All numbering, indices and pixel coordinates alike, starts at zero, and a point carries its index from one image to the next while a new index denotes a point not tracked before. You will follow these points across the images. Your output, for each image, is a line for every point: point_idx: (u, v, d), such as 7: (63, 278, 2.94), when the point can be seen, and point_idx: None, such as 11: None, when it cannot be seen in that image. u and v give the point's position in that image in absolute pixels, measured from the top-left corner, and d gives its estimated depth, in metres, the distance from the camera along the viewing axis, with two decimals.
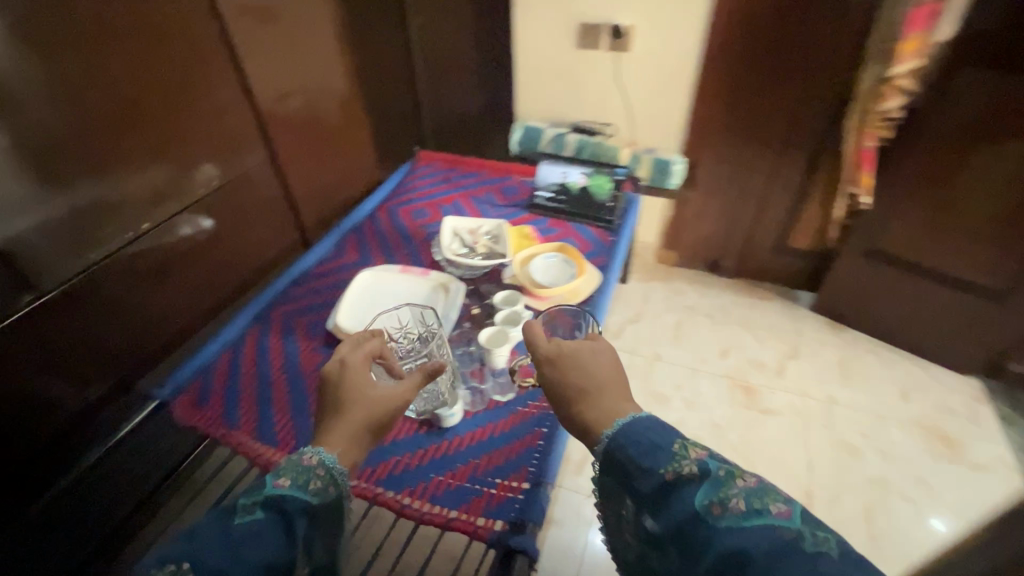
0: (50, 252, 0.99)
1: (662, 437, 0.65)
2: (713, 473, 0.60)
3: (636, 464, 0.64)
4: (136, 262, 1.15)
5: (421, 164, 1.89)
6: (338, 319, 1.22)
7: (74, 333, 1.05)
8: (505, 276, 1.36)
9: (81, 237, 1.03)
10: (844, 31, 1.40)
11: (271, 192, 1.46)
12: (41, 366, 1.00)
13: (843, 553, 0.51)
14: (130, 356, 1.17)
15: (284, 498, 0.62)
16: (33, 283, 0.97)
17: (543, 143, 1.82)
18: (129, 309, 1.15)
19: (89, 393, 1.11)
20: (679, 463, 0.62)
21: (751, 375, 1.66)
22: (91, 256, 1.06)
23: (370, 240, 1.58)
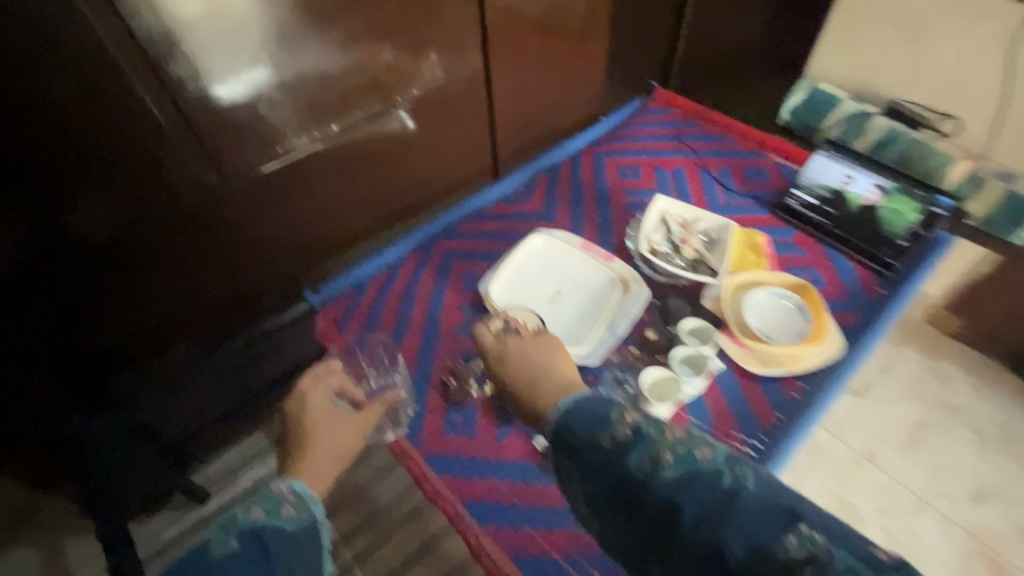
0: (242, 137, 0.95)
1: (601, 407, 0.64)
2: (645, 432, 0.59)
3: (582, 435, 0.62)
4: (321, 159, 1.08)
5: (655, 106, 1.53)
6: (491, 287, 1.06)
7: (248, 217, 1.05)
8: (704, 298, 1.04)
9: (272, 127, 0.97)
10: None
11: (474, 108, 1.27)
12: (215, 241, 1.03)
13: (758, 483, 0.54)
14: (298, 247, 1.18)
15: (259, 530, 0.60)
16: (217, 166, 0.95)
17: (831, 120, 1.32)
18: (304, 205, 1.12)
19: (256, 271, 1.14)
20: (616, 426, 0.61)
21: (1010, 548, 1.14)
22: (277, 148, 1.00)
23: (561, 190, 1.33)
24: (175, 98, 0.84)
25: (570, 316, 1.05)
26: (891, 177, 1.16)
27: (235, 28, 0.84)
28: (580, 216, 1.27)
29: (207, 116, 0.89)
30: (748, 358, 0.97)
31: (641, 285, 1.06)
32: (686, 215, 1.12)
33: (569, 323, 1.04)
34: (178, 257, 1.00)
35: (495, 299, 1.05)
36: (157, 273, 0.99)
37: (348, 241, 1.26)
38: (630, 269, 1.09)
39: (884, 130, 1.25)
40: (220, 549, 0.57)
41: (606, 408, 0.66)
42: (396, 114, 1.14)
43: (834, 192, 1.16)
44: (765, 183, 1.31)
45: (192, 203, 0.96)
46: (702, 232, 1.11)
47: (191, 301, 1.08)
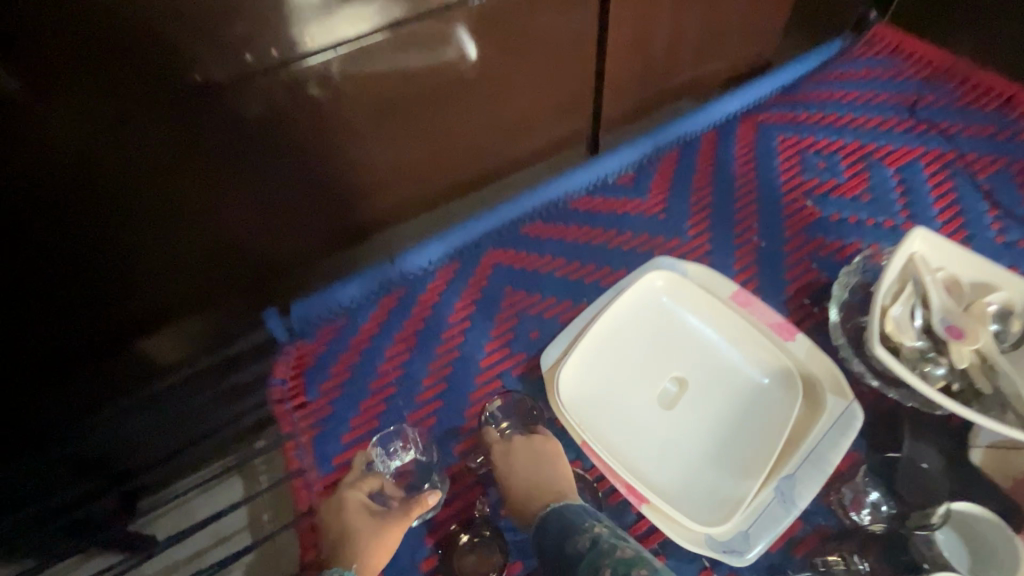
0: (119, 41, 0.46)
1: (577, 514, 0.50)
2: (600, 544, 0.46)
3: (548, 548, 0.49)
4: (323, 94, 0.59)
5: (864, 54, 0.94)
6: (562, 362, 0.58)
7: (204, 204, 0.60)
8: (977, 441, 0.53)
9: (181, 29, 0.47)
10: None
11: (585, 33, 0.74)
12: (148, 248, 0.60)
13: None
14: (313, 238, 0.72)
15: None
16: (100, 124, 0.49)
17: None
18: (301, 173, 0.65)
19: (251, 282, 0.71)
20: (580, 533, 0.48)
21: None
22: (191, 76, 0.50)
23: (697, 183, 0.81)
24: None
25: (702, 438, 0.56)
26: None
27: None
28: (727, 233, 0.75)
29: (9, 14, 0.41)
30: None
31: (852, 404, 0.55)
32: (963, 271, 0.57)
33: (699, 455, 0.55)
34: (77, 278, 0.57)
35: (568, 389, 0.57)
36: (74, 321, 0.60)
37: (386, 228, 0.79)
38: (830, 364, 0.57)
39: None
40: None
41: (590, 514, 0.51)
42: (456, 29, 0.63)
43: None
44: None
45: (79, 203, 0.52)
46: (993, 309, 0.56)
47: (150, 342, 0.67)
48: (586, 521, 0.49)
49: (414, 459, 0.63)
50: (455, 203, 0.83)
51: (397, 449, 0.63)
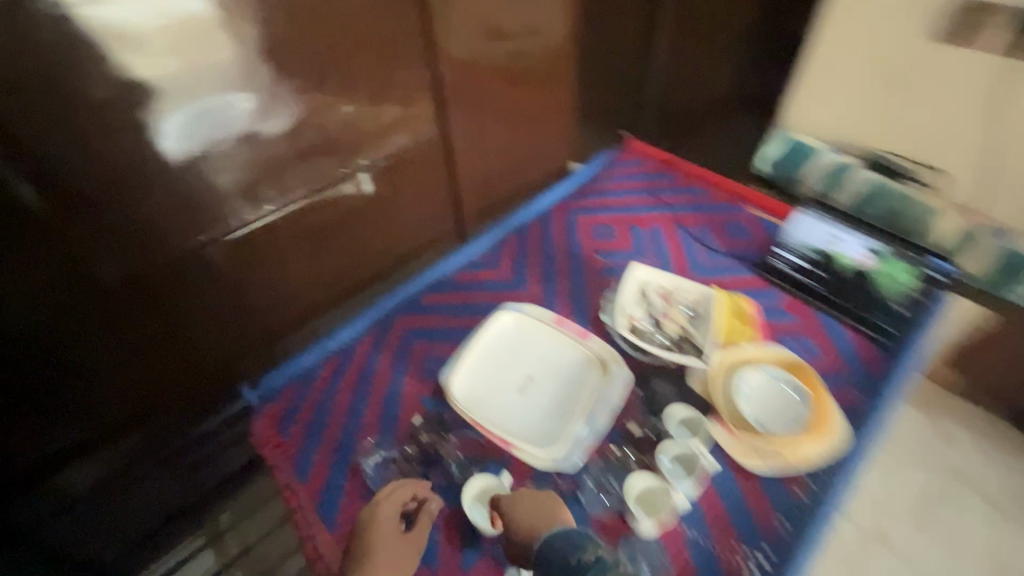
0: (161, 227, 0.84)
1: (583, 537, 0.73)
2: (602, 560, 0.69)
3: (558, 553, 0.71)
4: (223, 224, 0.90)
5: (627, 157, 1.43)
6: (453, 378, 0.93)
7: (197, 312, 0.94)
8: (691, 378, 0.93)
9: (194, 215, 0.86)
10: None
11: (440, 170, 1.18)
12: (155, 346, 0.92)
13: None
14: (234, 308, 1.00)
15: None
16: (94, 237, 0.78)
17: (813, 169, 1.22)
18: (191, 269, 0.90)
19: (194, 346, 0.98)
20: (586, 550, 0.70)
21: None
22: (198, 239, 0.89)
23: (530, 252, 1.23)
24: (71, 198, 0.74)
25: (540, 407, 0.93)
26: (881, 238, 1.08)
27: (180, 91, 0.76)
28: (550, 281, 1.17)
29: (108, 224, 0.78)
30: (744, 450, 0.85)
31: (623, 366, 0.94)
32: (667, 284, 1.03)
33: (543, 415, 0.92)
34: (107, 369, 0.89)
35: (459, 391, 0.92)
36: (23, 378, 0.80)
37: (304, 319, 1.14)
38: (608, 346, 0.97)
39: (994, 251, 1.07)
40: None
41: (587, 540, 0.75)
42: (353, 177, 1.03)
43: (822, 253, 1.08)
44: (748, 240, 1.21)
45: (122, 318, 0.86)
46: (685, 302, 1.02)
47: (90, 394, 0.89)
48: (588, 545, 0.72)
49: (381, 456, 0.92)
50: (352, 291, 1.19)
51: (369, 456, 0.91)
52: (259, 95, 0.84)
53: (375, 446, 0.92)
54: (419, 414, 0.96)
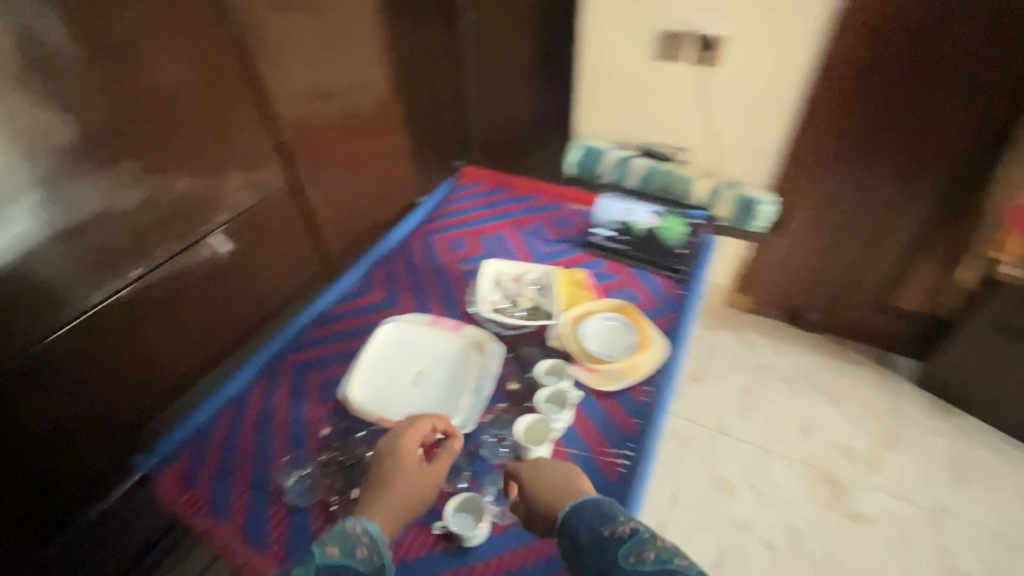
0: (15, 316, 0.86)
1: (612, 508, 0.74)
2: (637, 532, 0.68)
3: (586, 525, 0.72)
4: (62, 312, 0.91)
5: (465, 182, 1.66)
6: (352, 389, 1.05)
7: (66, 395, 0.95)
8: (550, 338, 1.15)
9: (47, 298, 0.89)
10: (1000, 61, 1.09)
11: (297, 217, 1.29)
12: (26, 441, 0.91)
13: None
14: (108, 385, 1.00)
15: (335, 568, 0.70)
16: None
17: (605, 166, 1.54)
18: (45, 358, 0.90)
19: (70, 432, 0.97)
20: (618, 522, 0.71)
21: (837, 465, 1.36)
22: (56, 317, 0.91)
23: (398, 273, 1.38)
24: None
25: (435, 392, 1.08)
26: (660, 205, 1.45)
27: (14, 177, 0.81)
28: (421, 292, 1.33)
29: None
30: (599, 377, 1.08)
31: (494, 340, 1.13)
32: (516, 271, 1.27)
33: (438, 398, 1.07)
34: None
35: (360, 399, 1.04)
36: None
37: (187, 384, 1.16)
38: (480, 329, 1.16)
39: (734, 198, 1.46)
40: None
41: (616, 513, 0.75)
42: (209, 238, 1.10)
43: (623, 224, 1.40)
44: (573, 227, 1.48)
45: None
46: (532, 281, 1.26)
47: None
48: (619, 516, 0.73)
49: (297, 475, 0.97)
50: (229, 348, 1.23)
51: (285, 479, 0.96)
52: (97, 175, 0.90)
53: (289, 470, 0.98)
54: (326, 428, 1.04)
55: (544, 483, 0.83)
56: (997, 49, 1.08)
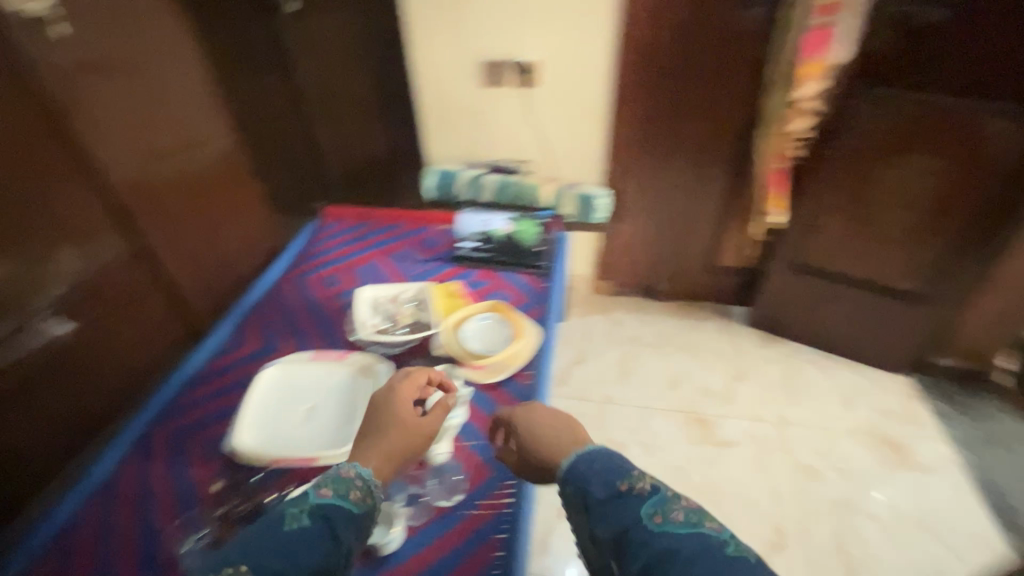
0: None
1: (624, 461, 0.77)
2: (660, 489, 0.72)
3: (600, 479, 0.75)
4: None
5: (330, 221, 1.68)
6: (240, 438, 1.03)
7: None
8: (435, 347, 1.22)
9: None
10: (739, 61, 1.41)
11: (146, 280, 1.22)
12: None
13: (756, 559, 0.64)
14: None
15: (328, 509, 0.73)
16: None
17: (459, 186, 1.68)
18: None
19: None
20: (637, 478, 0.74)
21: (703, 406, 1.59)
22: None
23: (273, 318, 1.37)
24: None
25: (329, 420, 1.09)
26: (515, 212, 1.60)
27: None
28: (300, 331, 1.33)
29: None
30: (485, 372, 1.18)
31: (381, 360, 1.18)
32: (392, 292, 1.34)
33: (334, 426, 1.08)
34: None
35: (250, 446, 1.02)
36: None
37: (37, 483, 1.03)
38: (366, 353, 1.19)
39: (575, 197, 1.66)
40: (295, 523, 0.70)
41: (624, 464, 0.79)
42: (43, 318, 1.00)
43: (484, 234, 1.53)
44: (441, 245, 1.58)
45: None
46: (409, 299, 1.33)
47: None
48: (633, 469, 0.76)
49: (193, 543, 0.92)
50: (82, 434, 1.10)
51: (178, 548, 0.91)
52: None
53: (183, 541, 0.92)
54: (219, 484, 1.00)
55: (542, 424, 0.91)
56: (736, 52, 1.39)
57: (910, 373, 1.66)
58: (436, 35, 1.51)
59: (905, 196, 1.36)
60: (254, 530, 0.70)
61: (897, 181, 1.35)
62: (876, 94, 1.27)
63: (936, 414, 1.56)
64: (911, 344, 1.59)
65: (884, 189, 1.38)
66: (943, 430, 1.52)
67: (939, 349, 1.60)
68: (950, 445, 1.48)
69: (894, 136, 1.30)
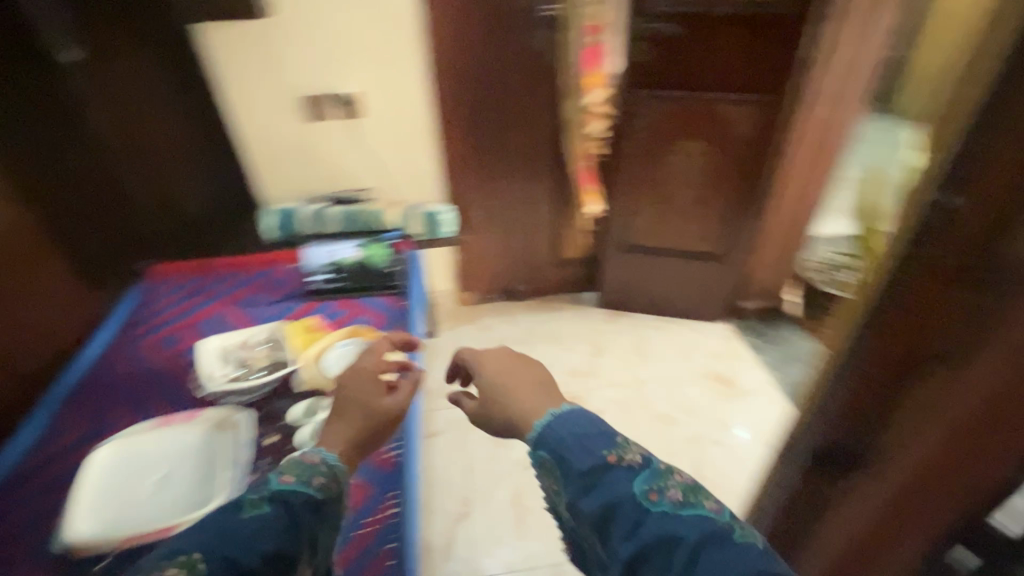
0: None
1: (605, 423, 0.64)
2: (651, 462, 0.60)
3: (576, 442, 0.62)
4: None
5: (161, 277, 1.57)
6: (72, 529, 0.94)
7: None
8: (296, 384, 1.19)
9: None
10: (540, 77, 1.59)
11: None
12: None
13: (763, 546, 0.55)
14: None
15: (290, 495, 0.61)
16: None
17: (301, 222, 1.64)
18: None
19: None
20: (623, 445, 0.62)
21: (572, 386, 1.75)
22: None
23: (103, 396, 1.23)
24: None
25: (183, 489, 1.01)
26: (363, 238, 1.60)
27: None
28: (139, 403, 1.21)
29: None
30: None
31: (239, 413, 1.11)
32: (242, 338, 1.27)
33: (189, 494, 1.01)
34: None
35: (86, 535, 0.93)
36: None
37: None
38: (219, 409, 1.11)
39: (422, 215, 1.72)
40: (251, 511, 0.58)
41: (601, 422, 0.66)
42: None
43: (334, 264, 1.52)
44: (291, 283, 1.55)
45: None
46: (262, 341, 1.28)
47: None
48: (614, 434, 0.64)
49: None
50: None
51: None
52: None
53: None
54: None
55: (507, 378, 0.77)
56: (535, 70, 1.57)
57: (727, 319, 1.99)
58: (250, 75, 1.49)
59: (689, 175, 1.66)
60: (201, 521, 0.58)
61: (680, 163, 1.64)
62: (648, 95, 1.52)
63: (751, 348, 1.88)
64: (723, 295, 1.91)
65: (673, 171, 1.66)
66: (758, 360, 1.84)
67: (743, 295, 1.94)
68: (764, 370, 1.81)
69: (669, 127, 1.58)
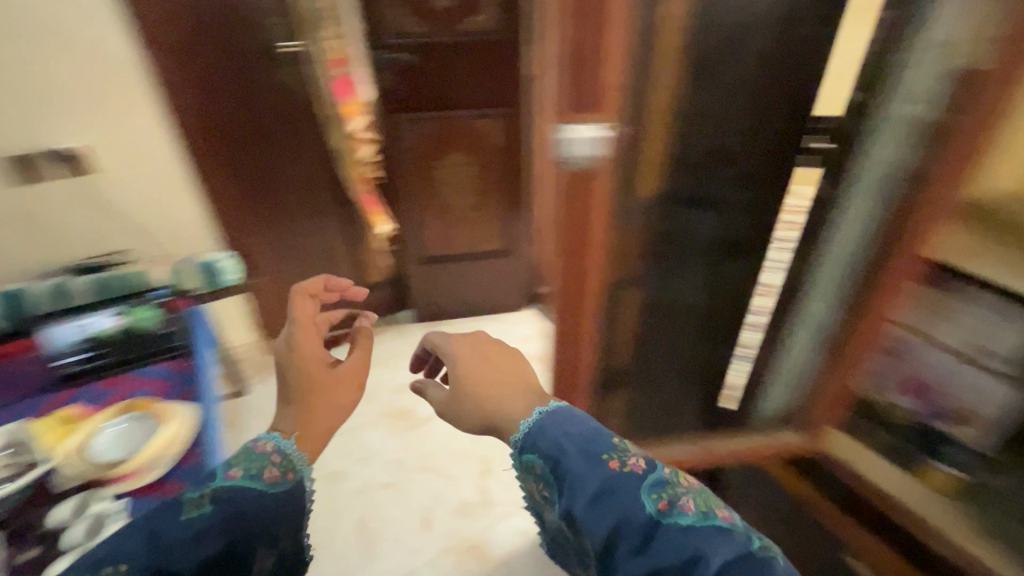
0: None
1: (604, 429, 0.68)
2: (658, 470, 0.63)
3: (574, 447, 0.65)
4: None
5: None
6: None
7: None
8: (56, 486, 1.02)
9: None
10: (296, 111, 1.61)
11: None
12: None
13: (784, 563, 0.56)
14: None
15: (232, 490, 0.62)
16: None
17: (34, 301, 1.34)
18: None
19: None
20: (622, 449, 0.65)
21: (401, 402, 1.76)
22: None
23: None
24: None
25: None
26: (123, 301, 1.40)
27: None
28: None
29: None
30: (138, 475, 1.06)
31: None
32: None
33: None
34: None
35: None
36: None
37: None
38: None
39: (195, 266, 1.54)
40: (191, 511, 0.59)
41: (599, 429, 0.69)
42: None
43: (88, 340, 1.32)
44: (36, 372, 1.33)
45: None
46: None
47: None
48: (612, 438, 0.67)
49: None
50: None
51: None
52: None
53: None
54: None
55: (486, 369, 0.77)
56: (288, 106, 1.59)
57: (533, 304, 2.22)
58: None
59: (462, 182, 1.83)
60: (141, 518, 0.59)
61: (452, 170, 1.80)
62: (405, 117, 1.68)
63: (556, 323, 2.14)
64: (524, 283, 2.13)
65: (447, 180, 1.82)
66: None
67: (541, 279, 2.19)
68: None
69: (432, 143, 1.74)
